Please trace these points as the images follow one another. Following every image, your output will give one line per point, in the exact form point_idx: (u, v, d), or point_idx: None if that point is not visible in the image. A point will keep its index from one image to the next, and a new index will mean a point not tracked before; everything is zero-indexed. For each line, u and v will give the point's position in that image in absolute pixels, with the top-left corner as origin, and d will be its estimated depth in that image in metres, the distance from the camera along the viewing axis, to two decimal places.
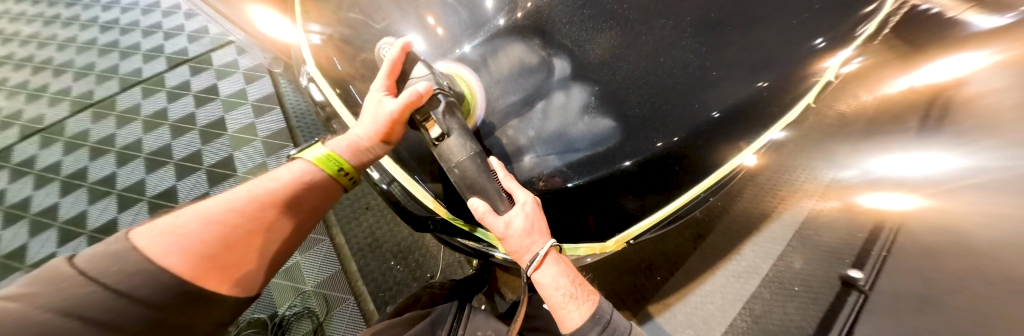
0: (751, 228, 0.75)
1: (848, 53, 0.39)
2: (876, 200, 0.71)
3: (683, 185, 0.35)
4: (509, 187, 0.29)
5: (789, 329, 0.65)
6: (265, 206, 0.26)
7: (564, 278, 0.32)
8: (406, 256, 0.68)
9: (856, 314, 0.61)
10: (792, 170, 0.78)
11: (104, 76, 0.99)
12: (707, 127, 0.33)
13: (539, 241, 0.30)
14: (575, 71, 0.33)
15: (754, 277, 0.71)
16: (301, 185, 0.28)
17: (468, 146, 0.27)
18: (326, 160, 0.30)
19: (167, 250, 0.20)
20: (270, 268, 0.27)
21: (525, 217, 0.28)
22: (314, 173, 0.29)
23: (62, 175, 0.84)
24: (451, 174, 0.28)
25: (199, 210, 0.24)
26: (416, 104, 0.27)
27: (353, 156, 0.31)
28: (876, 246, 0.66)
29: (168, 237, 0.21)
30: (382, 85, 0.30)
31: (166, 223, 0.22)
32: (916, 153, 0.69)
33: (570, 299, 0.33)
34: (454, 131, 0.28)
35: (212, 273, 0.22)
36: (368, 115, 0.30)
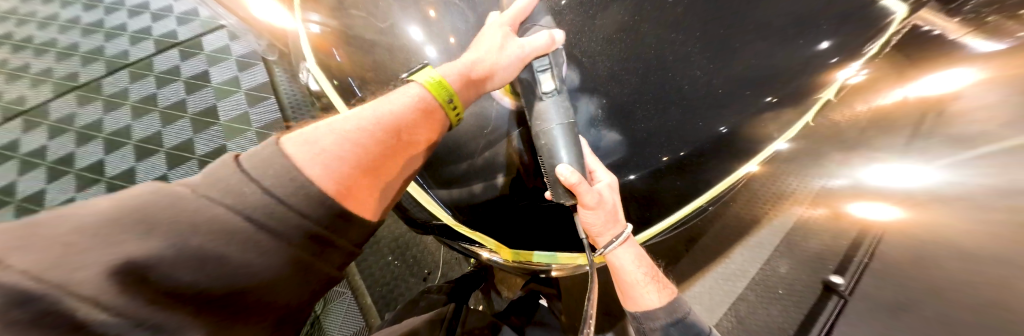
0: (740, 235, 0.78)
1: (852, 70, 0.39)
2: (864, 209, 0.74)
3: (677, 201, 0.35)
4: (592, 167, 0.30)
5: (770, 330, 0.68)
6: (393, 128, 0.24)
7: (644, 261, 0.36)
8: (404, 252, 0.69)
9: (835, 315, 0.63)
10: (784, 178, 0.80)
11: (89, 57, 0.95)
12: (704, 144, 0.34)
13: (620, 222, 0.33)
14: (584, 83, 0.33)
15: (741, 280, 0.74)
16: (421, 112, 0.26)
17: (567, 112, 0.29)
18: (438, 87, 0.26)
19: (315, 159, 0.21)
20: (388, 200, 0.26)
21: (610, 192, 0.30)
22: (429, 101, 0.26)
23: (49, 160, 0.81)
24: (542, 135, 0.29)
25: (335, 127, 0.23)
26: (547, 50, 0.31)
27: (464, 88, 0.28)
28: (859, 253, 0.69)
29: (313, 146, 0.21)
30: (508, 25, 0.32)
31: (304, 135, 0.23)
32: (899, 165, 0.72)
33: (650, 281, 0.38)
34: (560, 93, 0.30)
35: (351, 194, 0.22)
36: (491, 46, 0.30)
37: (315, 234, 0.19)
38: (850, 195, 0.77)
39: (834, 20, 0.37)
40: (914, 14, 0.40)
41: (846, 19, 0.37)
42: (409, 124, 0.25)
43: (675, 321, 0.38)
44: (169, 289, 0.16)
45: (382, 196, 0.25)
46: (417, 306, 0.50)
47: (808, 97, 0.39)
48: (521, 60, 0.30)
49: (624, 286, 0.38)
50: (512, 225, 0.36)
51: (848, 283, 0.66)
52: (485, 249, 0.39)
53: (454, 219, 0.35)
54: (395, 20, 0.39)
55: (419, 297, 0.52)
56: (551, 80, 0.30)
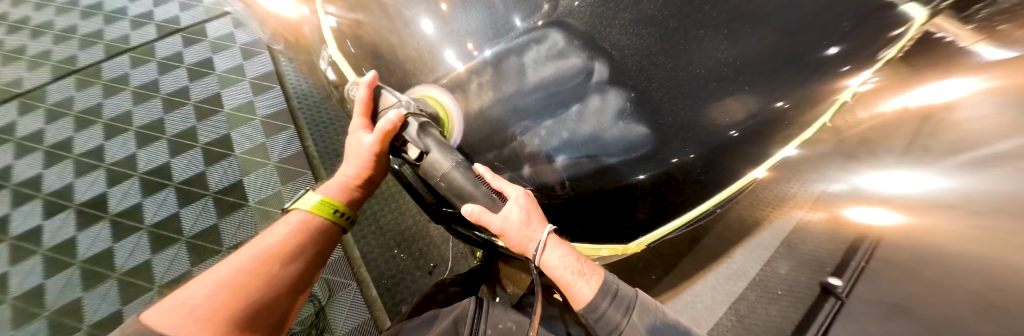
0: (744, 235, 0.78)
1: (865, 75, 0.40)
2: (863, 214, 0.74)
3: (691, 199, 0.36)
4: (499, 186, 0.28)
5: (769, 330, 0.69)
6: (266, 261, 0.30)
7: (570, 257, 0.33)
8: (410, 245, 0.69)
9: (830, 318, 0.66)
10: (790, 182, 0.80)
11: (88, 41, 0.93)
12: (723, 142, 0.34)
13: (538, 229, 0.30)
14: (614, 76, 0.33)
15: (742, 280, 0.74)
16: (299, 235, 0.34)
17: (449, 159, 0.25)
18: (323, 207, 0.37)
19: (178, 320, 0.20)
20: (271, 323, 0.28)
21: (520, 210, 0.28)
22: (311, 220, 0.36)
23: (46, 145, 0.80)
24: (439, 187, 0.27)
25: (198, 285, 0.25)
26: (392, 133, 0.28)
27: (343, 194, 0.39)
28: (856, 256, 0.70)
29: (175, 309, 0.22)
30: (359, 124, 0.33)
31: (168, 304, 0.23)
32: (899, 172, 0.74)
33: (580, 276, 0.34)
34: (431, 149, 0.26)
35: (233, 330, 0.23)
36: (353, 154, 0.36)
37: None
38: (848, 201, 0.77)
39: (853, 24, 0.38)
40: (929, 20, 0.41)
41: (863, 25, 0.38)
42: (286, 252, 0.32)
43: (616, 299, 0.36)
44: None
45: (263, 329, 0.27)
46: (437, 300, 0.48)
47: (822, 100, 0.39)
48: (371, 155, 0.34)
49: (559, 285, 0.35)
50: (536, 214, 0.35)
51: (845, 286, 0.68)
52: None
53: None
54: (413, 11, 0.36)
55: (436, 290, 0.51)
56: (412, 148, 0.26)
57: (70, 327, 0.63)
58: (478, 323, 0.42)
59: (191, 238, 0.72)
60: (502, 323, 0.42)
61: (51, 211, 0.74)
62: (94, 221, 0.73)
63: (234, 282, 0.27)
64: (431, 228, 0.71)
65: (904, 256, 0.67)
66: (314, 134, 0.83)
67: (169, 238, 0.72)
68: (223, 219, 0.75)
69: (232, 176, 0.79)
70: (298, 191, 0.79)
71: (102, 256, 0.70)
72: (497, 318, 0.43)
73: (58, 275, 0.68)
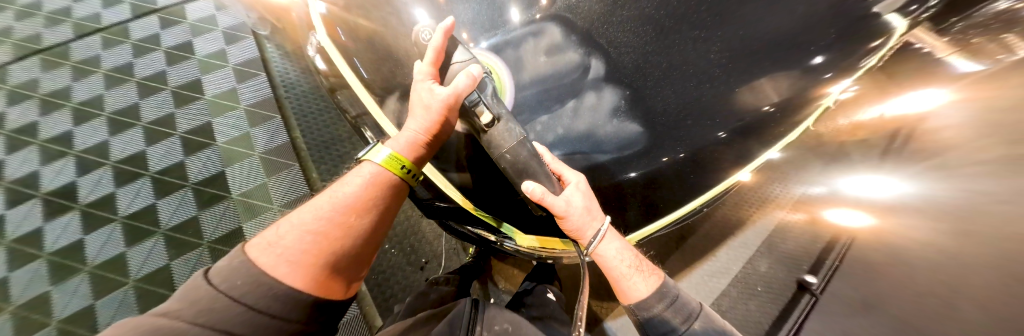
0: (729, 234, 0.81)
1: (848, 82, 0.42)
2: (837, 215, 0.81)
3: (677, 199, 0.36)
4: (559, 170, 0.30)
5: (748, 323, 0.73)
6: (349, 212, 0.27)
7: (626, 251, 0.35)
8: (402, 241, 0.68)
9: (804, 315, 0.71)
10: (772, 185, 0.84)
11: (54, 19, 0.87)
12: (711, 143, 0.35)
13: (597, 217, 0.31)
14: (609, 73, 0.33)
15: (725, 277, 0.77)
16: (377, 188, 0.29)
17: (517, 133, 0.25)
18: (394, 163, 0.29)
19: (277, 261, 0.23)
20: (350, 275, 0.29)
21: (582, 196, 0.29)
22: (385, 175, 0.29)
23: (7, 129, 0.75)
24: (501, 161, 0.26)
25: (298, 222, 0.26)
26: (469, 89, 0.26)
27: (412, 151, 0.29)
28: (830, 256, 0.76)
29: (276, 249, 0.24)
30: (427, 72, 0.27)
31: (273, 239, 0.26)
32: (874, 176, 0.79)
33: (636, 272, 0.37)
34: (503, 117, 0.26)
35: (317, 280, 0.24)
36: (419, 104, 0.27)
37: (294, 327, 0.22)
38: (823, 202, 0.84)
39: (840, 30, 0.39)
40: (909, 31, 0.43)
41: (849, 32, 0.39)
42: (364, 204, 0.28)
43: (674, 306, 0.37)
44: None
45: (350, 272, 0.28)
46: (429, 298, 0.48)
47: (806, 105, 0.41)
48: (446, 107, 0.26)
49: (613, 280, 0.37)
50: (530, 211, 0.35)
51: (820, 283, 0.73)
52: (497, 234, 0.38)
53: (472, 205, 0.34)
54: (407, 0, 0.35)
55: (429, 289, 0.51)
56: (484, 109, 0.25)
57: (38, 321, 0.60)
58: (475, 320, 0.42)
59: (169, 231, 0.69)
60: (499, 322, 0.42)
61: (14, 200, 0.69)
62: (63, 211, 0.69)
63: (319, 230, 0.26)
64: (423, 224, 0.70)
65: (871, 255, 0.70)
66: (303, 125, 0.81)
67: (145, 230, 0.69)
68: (203, 211, 0.72)
69: (214, 167, 0.76)
70: (285, 185, 0.76)
71: (72, 248, 0.66)
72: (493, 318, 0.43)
73: (23, 267, 0.64)
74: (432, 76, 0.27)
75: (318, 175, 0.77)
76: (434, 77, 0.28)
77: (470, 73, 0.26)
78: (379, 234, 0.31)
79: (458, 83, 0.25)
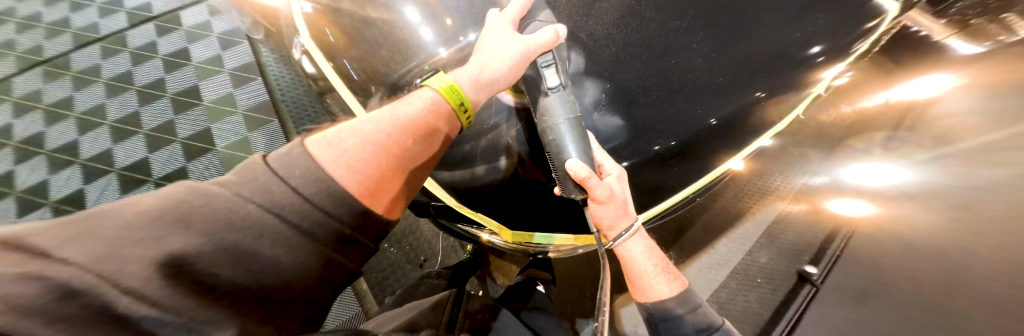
0: (728, 226, 0.80)
1: (841, 67, 0.41)
2: (841, 205, 0.78)
3: (665, 192, 0.36)
4: (600, 160, 0.31)
5: (748, 315, 0.72)
6: (409, 131, 0.24)
7: (649, 251, 0.43)
8: (400, 240, 0.69)
9: (804, 306, 0.69)
10: (772, 175, 0.83)
11: (54, 29, 0.87)
12: (697, 133, 0.35)
13: (626, 218, 0.34)
14: (589, 67, 0.33)
15: (724, 269, 0.77)
16: (436, 115, 0.26)
17: (575, 110, 0.29)
18: (451, 91, 0.26)
19: (336, 163, 0.21)
20: (403, 200, 0.26)
21: (620, 183, 0.31)
22: (444, 104, 0.26)
23: (15, 140, 0.76)
24: (548, 131, 0.29)
25: (356, 129, 0.24)
26: (550, 46, 0.30)
27: (476, 89, 0.28)
28: (833, 245, 0.73)
29: (336, 149, 0.22)
30: (512, 21, 0.30)
31: (332, 136, 0.24)
32: (877, 164, 0.76)
33: (660, 272, 0.44)
34: (567, 87, 0.30)
35: (373, 194, 0.22)
36: (497, 44, 0.29)
37: (343, 234, 0.21)
38: (824, 192, 0.81)
39: (831, 14, 0.38)
40: (903, 14, 0.42)
41: (841, 16, 0.38)
42: (424, 126, 0.25)
43: (691, 312, 0.43)
44: (198, 280, 0.17)
45: (404, 194, 0.26)
46: (419, 290, 0.49)
47: (797, 94, 0.40)
48: (527, 57, 0.28)
49: (639, 281, 0.44)
50: (516, 208, 0.35)
51: (820, 273, 0.71)
52: (489, 232, 0.39)
53: (457, 201, 0.35)
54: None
55: (419, 282, 0.52)
56: (557, 75, 0.30)
57: None
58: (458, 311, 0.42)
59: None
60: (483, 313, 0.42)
61: (27, 208, 0.71)
62: None
63: (379, 142, 0.23)
64: (420, 222, 0.70)
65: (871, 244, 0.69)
66: (299, 128, 0.81)
67: None
68: None
69: (215, 171, 0.77)
70: None
71: None
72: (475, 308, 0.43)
73: None
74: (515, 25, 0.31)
75: None
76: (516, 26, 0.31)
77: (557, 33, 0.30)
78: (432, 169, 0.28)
79: (547, 38, 0.29)
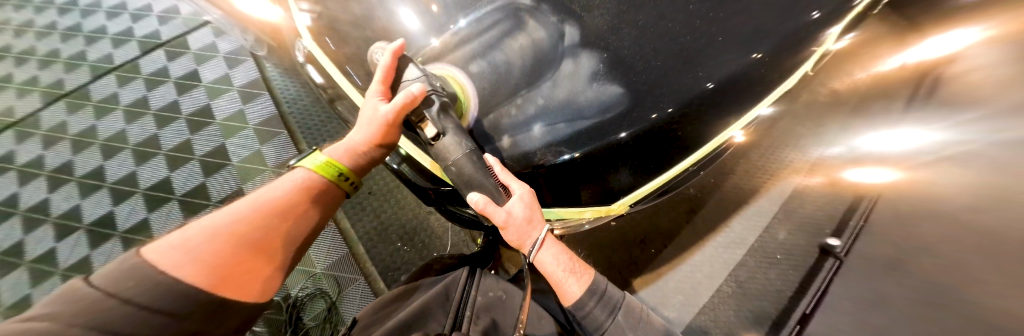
0: (742, 204, 0.78)
1: (840, 28, 0.41)
2: (859, 174, 0.76)
3: (672, 157, 0.36)
4: (505, 180, 0.29)
5: (770, 293, 0.70)
6: (272, 213, 0.27)
7: (562, 255, 0.37)
8: (412, 238, 0.70)
9: (827, 282, 0.68)
10: (784, 148, 0.81)
11: (73, 63, 0.92)
12: (701, 97, 0.34)
13: (537, 227, 0.32)
14: (584, 39, 0.33)
15: (741, 247, 0.74)
16: (304, 193, 0.30)
17: (464, 145, 0.26)
18: (326, 168, 0.32)
19: (180, 262, 0.20)
20: (268, 284, 0.25)
21: (523, 206, 0.29)
22: (315, 180, 0.31)
23: (47, 170, 0.81)
24: (449, 172, 0.28)
25: (206, 223, 0.24)
26: (410, 106, 0.27)
27: (349, 159, 0.34)
28: (856, 216, 0.72)
29: (178, 249, 0.21)
30: (376, 90, 0.30)
31: (176, 237, 0.22)
32: (903, 130, 0.77)
33: (570, 274, 0.37)
34: (448, 130, 0.27)
35: (228, 283, 0.21)
36: (363, 120, 0.31)
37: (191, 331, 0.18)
38: (844, 163, 0.78)
39: None
40: None
41: None
42: (291, 209, 0.28)
43: (603, 299, 0.37)
44: None
45: (268, 277, 0.25)
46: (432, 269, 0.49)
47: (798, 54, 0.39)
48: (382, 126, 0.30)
49: (548, 281, 0.37)
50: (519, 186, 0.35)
51: (844, 245, 0.70)
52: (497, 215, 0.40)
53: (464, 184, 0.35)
54: None
55: (432, 261, 0.52)
56: (431, 126, 0.26)
57: None
58: (470, 292, 0.43)
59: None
60: (492, 291, 0.43)
61: (62, 233, 0.75)
62: (105, 239, 0.74)
63: (232, 231, 0.23)
64: (432, 220, 0.72)
65: None
66: (308, 136, 0.84)
67: None
68: None
69: (232, 184, 0.80)
70: None
71: None
72: (487, 286, 0.44)
73: None
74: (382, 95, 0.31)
75: None
76: (383, 94, 0.31)
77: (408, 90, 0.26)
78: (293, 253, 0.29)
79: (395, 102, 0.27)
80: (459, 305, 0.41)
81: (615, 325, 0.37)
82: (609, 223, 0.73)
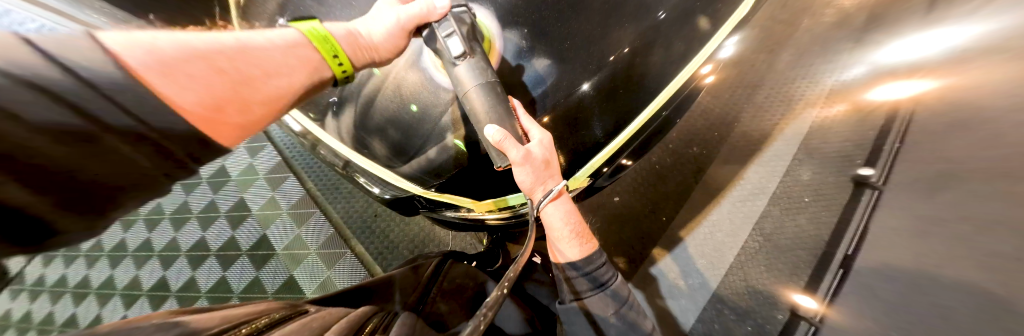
0: (756, 150, 0.72)
1: None
2: (886, 93, 0.68)
3: (633, 111, 0.37)
4: (525, 126, 0.32)
5: (804, 240, 0.65)
6: (262, 65, 0.21)
7: (571, 219, 0.37)
8: (422, 250, 0.72)
9: (869, 213, 0.58)
10: (792, 82, 0.74)
11: None
12: (637, 52, 0.35)
13: (554, 179, 0.34)
14: (500, 19, 0.34)
15: (761, 197, 0.70)
16: (298, 52, 0.24)
17: (487, 75, 0.29)
18: (318, 37, 0.26)
19: (158, 74, 0.15)
20: (246, 132, 0.21)
21: (542, 148, 0.32)
22: (308, 43, 0.25)
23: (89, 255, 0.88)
24: (467, 97, 0.29)
25: (178, 38, 0.18)
26: (428, 19, 0.30)
27: (354, 49, 0.28)
28: (892, 134, 0.63)
29: (151, 57, 0.16)
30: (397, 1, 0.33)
31: (144, 38, 0.16)
32: (922, 34, 0.69)
33: (571, 238, 0.37)
34: (474, 56, 0.29)
35: (190, 110, 0.16)
36: (379, 16, 0.30)
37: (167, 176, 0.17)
38: (864, 85, 0.71)
39: None
40: None
41: None
42: (282, 66, 0.23)
43: (589, 275, 0.37)
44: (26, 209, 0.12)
45: (252, 127, 0.21)
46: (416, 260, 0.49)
47: None
48: (399, 27, 0.30)
49: (546, 238, 0.38)
50: (482, 177, 0.39)
51: (879, 174, 0.61)
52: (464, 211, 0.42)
53: (422, 189, 0.40)
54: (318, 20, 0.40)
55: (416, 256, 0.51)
56: (458, 39, 0.29)
57: None
58: (438, 276, 0.44)
59: (209, 292, 0.74)
60: (459, 277, 0.45)
61: None
62: None
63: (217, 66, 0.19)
64: (439, 231, 0.73)
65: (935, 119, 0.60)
66: (311, 175, 0.81)
67: (192, 295, 0.75)
68: (229, 270, 0.76)
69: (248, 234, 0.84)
70: (317, 232, 0.78)
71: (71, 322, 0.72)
72: (456, 272, 0.45)
73: None
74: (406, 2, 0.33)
75: (338, 214, 0.78)
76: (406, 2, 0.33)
77: (435, 6, 0.30)
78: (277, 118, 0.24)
79: (415, 8, 0.30)
80: (428, 282, 0.43)
81: (594, 299, 0.37)
82: (611, 199, 0.72)
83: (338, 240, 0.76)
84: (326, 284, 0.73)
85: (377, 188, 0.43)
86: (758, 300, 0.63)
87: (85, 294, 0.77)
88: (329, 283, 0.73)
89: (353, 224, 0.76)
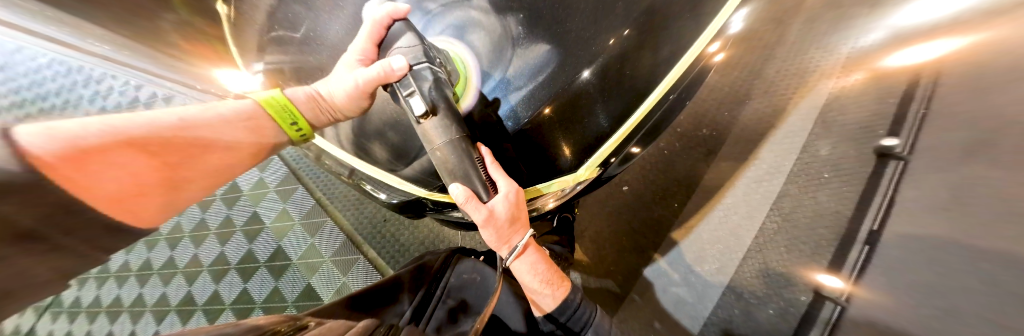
0: (769, 127, 0.69)
1: None
2: (904, 57, 0.64)
3: (640, 92, 0.35)
4: (494, 178, 0.32)
5: (825, 217, 0.62)
6: (190, 147, 0.27)
7: (541, 265, 0.36)
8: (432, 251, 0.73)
9: (893, 186, 0.59)
10: (804, 53, 0.70)
11: None
12: (631, 38, 0.36)
13: (519, 232, 0.34)
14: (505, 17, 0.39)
15: (777, 176, 0.67)
16: (235, 129, 0.31)
17: (451, 130, 0.30)
18: (271, 106, 0.34)
19: (91, 163, 0.20)
20: (160, 202, 0.25)
21: (506, 204, 0.31)
22: (256, 113, 0.33)
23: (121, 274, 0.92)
24: (433, 152, 0.31)
25: (116, 126, 0.23)
26: (386, 80, 0.30)
27: (314, 115, 0.36)
28: (915, 102, 0.62)
29: (84, 147, 0.20)
30: (363, 52, 0.34)
31: (83, 130, 0.21)
32: None
33: (546, 285, 0.36)
34: (440, 109, 0.30)
35: (100, 189, 0.20)
36: (343, 76, 0.34)
37: None
38: (882, 50, 0.66)
39: None
40: None
41: None
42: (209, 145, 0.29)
43: (570, 321, 0.36)
44: None
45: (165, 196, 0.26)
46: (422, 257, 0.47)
47: None
48: (357, 92, 0.33)
49: (523, 288, 0.38)
50: None
51: (904, 144, 0.60)
52: None
53: (426, 190, 0.39)
54: (308, 26, 0.40)
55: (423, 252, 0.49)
56: (418, 99, 0.29)
57: None
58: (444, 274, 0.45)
59: (233, 304, 0.77)
60: (466, 273, 0.44)
61: None
62: None
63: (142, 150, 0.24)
64: (447, 231, 0.73)
65: None
66: (319, 184, 0.83)
67: (217, 308, 0.77)
68: (249, 282, 0.78)
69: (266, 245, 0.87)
70: (329, 240, 0.78)
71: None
72: (462, 267, 0.45)
73: None
74: (364, 61, 0.34)
75: (349, 221, 0.79)
76: (366, 60, 0.34)
77: (392, 68, 0.30)
78: (192, 188, 0.29)
79: (374, 72, 0.30)
80: (433, 281, 0.44)
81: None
82: (619, 188, 0.70)
83: (350, 246, 0.77)
84: (342, 290, 0.75)
85: (384, 194, 0.42)
86: (778, 282, 0.61)
87: (119, 312, 0.80)
88: (345, 289, 0.75)
89: (363, 230, 0.77)
